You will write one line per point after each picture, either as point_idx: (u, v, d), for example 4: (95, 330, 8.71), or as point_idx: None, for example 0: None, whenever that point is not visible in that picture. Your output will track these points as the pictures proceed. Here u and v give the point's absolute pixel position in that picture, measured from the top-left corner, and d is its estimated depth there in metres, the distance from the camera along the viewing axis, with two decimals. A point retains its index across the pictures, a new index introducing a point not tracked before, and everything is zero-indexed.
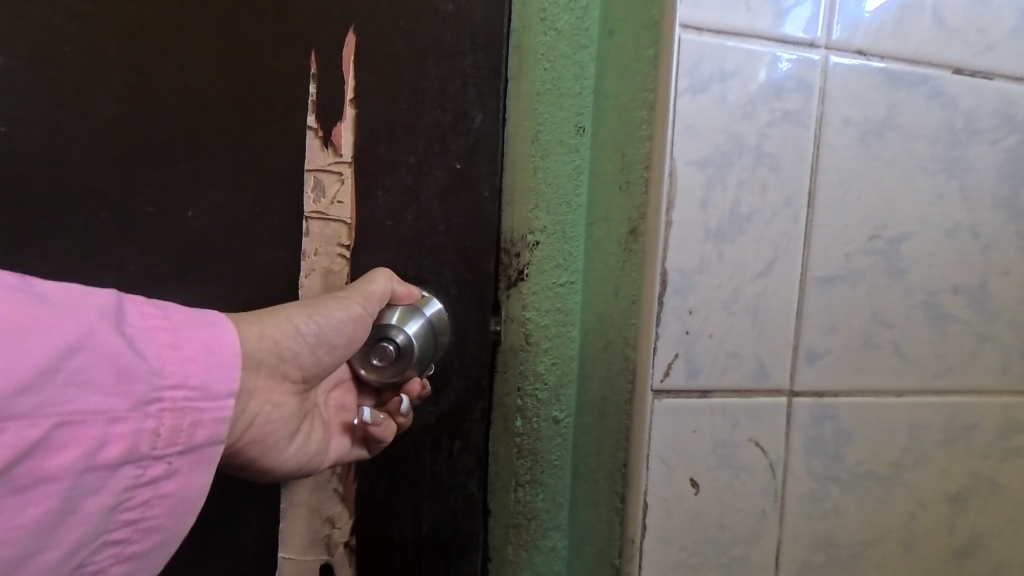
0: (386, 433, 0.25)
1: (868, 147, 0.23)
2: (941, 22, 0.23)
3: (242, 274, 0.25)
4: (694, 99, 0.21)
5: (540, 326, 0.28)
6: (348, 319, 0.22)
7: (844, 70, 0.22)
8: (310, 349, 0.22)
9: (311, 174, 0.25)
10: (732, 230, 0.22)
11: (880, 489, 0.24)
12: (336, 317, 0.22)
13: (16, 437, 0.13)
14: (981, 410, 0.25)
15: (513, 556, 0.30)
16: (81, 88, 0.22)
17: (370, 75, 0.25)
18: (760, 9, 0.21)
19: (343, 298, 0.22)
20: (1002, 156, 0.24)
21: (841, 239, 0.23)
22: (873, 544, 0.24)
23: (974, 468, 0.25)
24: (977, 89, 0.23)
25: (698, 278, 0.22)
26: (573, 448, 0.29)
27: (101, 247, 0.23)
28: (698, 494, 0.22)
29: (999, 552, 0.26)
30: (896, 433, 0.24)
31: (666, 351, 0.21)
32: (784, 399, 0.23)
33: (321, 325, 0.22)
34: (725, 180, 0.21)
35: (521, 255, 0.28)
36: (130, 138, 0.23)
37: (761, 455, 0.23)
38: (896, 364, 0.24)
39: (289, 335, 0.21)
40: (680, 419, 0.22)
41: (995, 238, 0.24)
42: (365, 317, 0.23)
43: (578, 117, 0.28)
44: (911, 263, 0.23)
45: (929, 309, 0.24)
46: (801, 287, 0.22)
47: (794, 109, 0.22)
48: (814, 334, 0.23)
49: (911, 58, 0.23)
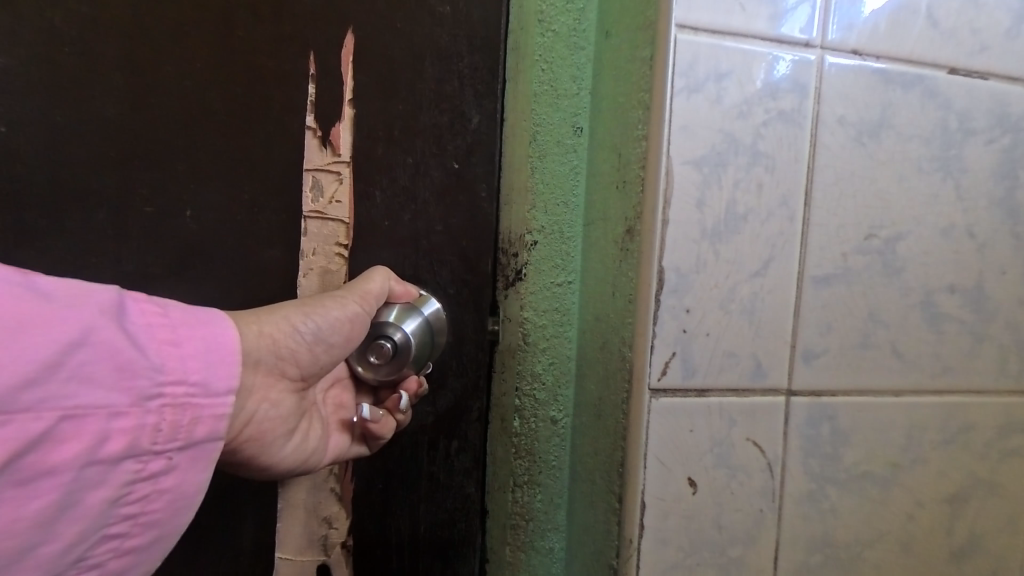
0: (384, 430, 0.25)
1: (863, 147, 0.23)
2: (935, 23, 0.23)
3: (240, 274, 0.25)
4: (689, 99, 0.21)
5: (537, 326, 0.29)
6: (346, 318, 0.22)
7: (839, 71, 0.22)
8: (307, 348, 0.22)
9: (310, 174, 0.25)
10: (728, 230, 0.22)
11: (878, 490, 0.24)
12: (334, 315, 0.22)
13: (20, 430, 0.13)
14: (978, 410, 0.25)
15: (510, 557, 0.29)
16: (79, 88, 0.22)
17: (368, 76, 0.25)
18: (755, 10, 0.21)
19: (340, 296, 0.22)
20: (996, 156, 0.24)
21: (837, 238, 0.23)
22: (871, 545, 0.24)
23: (973, 468, 0.25)
24: (972, 90, 0.24)
25: (694, 277, 0.22)
26: (570, 448, 0.29)
27: (99, 246, 0.23)
28: (695, 494, 0.22)
29: (999, 552, 0.26)
30: (894, 433, 0.24)
31: (662, 350, 0.21)
32: (781, 399, 0.22)
33: (318, 324, 0.22)
34: (721, 180, 0.21)
35: (518, 255, 0.28)
36: (130, 138, 0.23)
37: (758, 455, 0.22)
38: (893, 364, 0.24)
39: (287, 334, 0.21)
40: (677, 418, 0.22)
41: (992, 238, 0.24)
42: (362, 315, 0.23)
43: (575, 118, 0.28)
44: (907, 262, 0.23)
45: (926, 308, 0.24)
46: (798, 287, 0.22)
47: (790, 109, 0.22)
48: (811, 333, 0.23)
49: (905, 59, 0.23)
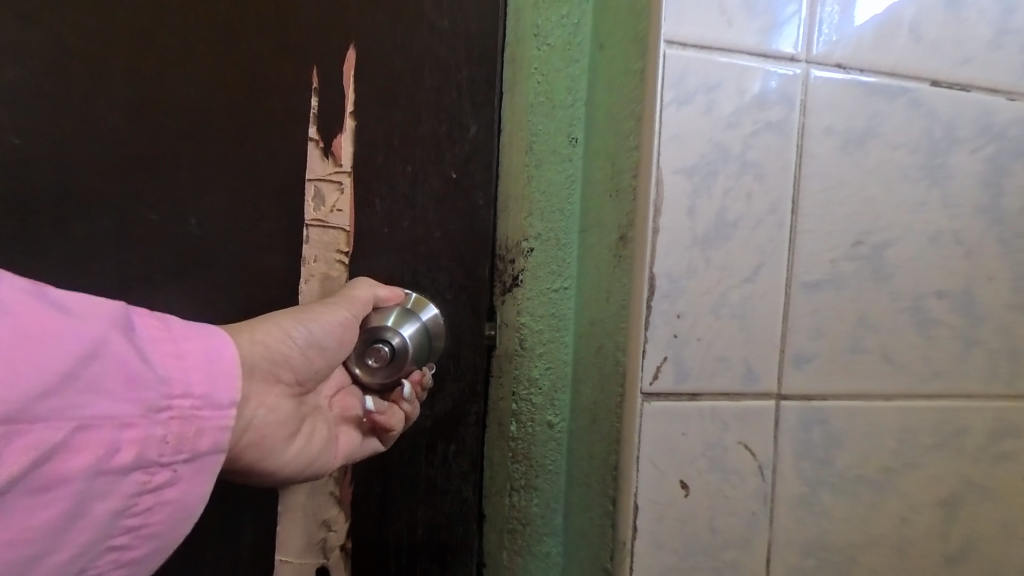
0: (391, 422, 0.25)
1: (850, 157, 0.23)
2: (918, 37, 0.24)
3: (239, 276, 0.25)
4: (679, 110, 0.22)
5: (533, 332, 0.29)
6: (337, 322, 0.23)
7: (824, 83, 0.23)
8: (301, 351, 0.22)
9: (312, 184, 0.26)
10: (718, 237, 0.22)
11: (872, 494, 0.24)
12: (325, 319, 0.23)
13: (39, 440, 0.14)
14: (970, 414, 0.25)
15: (507, 562, 0.30)
16: (87, 97, 0.23)
17: (368, 85, 0.26)
18: (742, 26, 0.22)
19: (331, 302, 0.23)
20: (982, 165, 0.25)
21: (825, 245, 0.23)
22: (865, 549, 0.24)
23: (966, 472, 0.25)
24: (957, 101, 0.24)
25: (686, 282, 0.22)
26: (567, 453, 0.29)
27: (107, 251, 0.24)
28: (688, 497, 0.22)
29: (993, 556, 0.26)
30: (886, 437, 0.24)
31: (654, 355, 0.22)
32: (772, 402, 0.23)
33: (310, 328, 0.22)
34: (710, 188, 0.22)
35: (515, 262, 0.29)
36: (140, 147, 0.24)
37: (750, 459, 0.23)
38: (884, 368, 0.24)
39: (279, 340, 0.22)
40: (670, 422, 0.22)
41: (979, 244, 0.25)
42: (352, 319, 0.24)
43: (571, 128, 0.29)
44: (896, 269, 0.24)
45: (915, 313, 0.24)
46: (786, 292, 0.23)
47: (777, 120, 0.22)
48: (802, 338, 0.23)
49: (889, 72, 0.23)
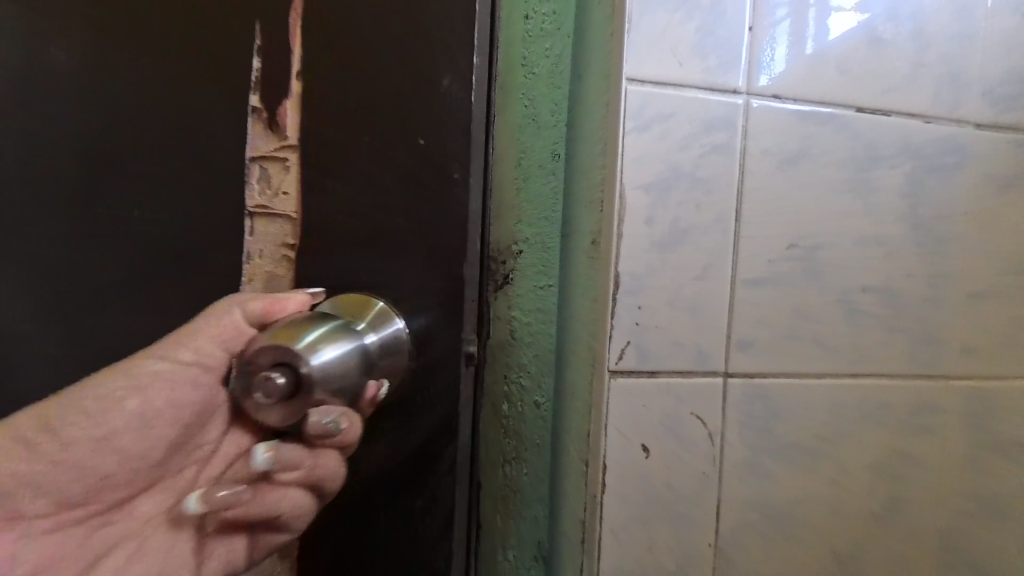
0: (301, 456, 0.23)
1: (786, 174, 0.28)
2: (843, 71, 0.28)
3: (209, 260, 0.26)
4: (639, 136, 0.26)
5: (523, 323, 0.34)
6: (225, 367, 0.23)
7: (763, 111, 0.27)
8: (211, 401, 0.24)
9: (257, 164, 0.27)
10: (673, 243, 0.27)
11: (806, 459, 0.28)
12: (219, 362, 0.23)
13: None
14: (893, 391, 0.29)
15: (500, 524, 0.34)
16: (126, 106, 0.26)
17: (315, 44, 0.27)
18: (691, 65, 0.26)
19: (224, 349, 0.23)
20: (900, 178, 0.29)
21: (765, 248, 0.27)
22: (802, 507, 0.29)
23: (891, 442, 0.29)
24: (878, 124, 0.29)
25: (646, 280, 0.26)
26: (552, 429, 0.34)
27: (132, 242, 0.26)
28: (648, 459, 0.27)
29: (915, 515, 0.30)
30: (819, 411, 0.28)
31: (619, 339, 0.26)
32: (720, 380, 0.27)
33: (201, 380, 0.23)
34: (666, 201, 0.26)
35: (507, 263, 0.34)
36: (114, 143, 0.26)
37: (701, 427, 0.27)
38: (817, 352, 0.28)
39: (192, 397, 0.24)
40: (633, 396, 0.27)
41: (899, 245, 0.29)
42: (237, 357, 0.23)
43: (554, 145, 0.33)
44: (826, 267, 0.28)
45: (843, 305, 0.28)
46: (732, 287, 0.27)
47: (722, 142, 0.27)
48: (745, 326, 0.27)
49: (819, 100, 0.28)
